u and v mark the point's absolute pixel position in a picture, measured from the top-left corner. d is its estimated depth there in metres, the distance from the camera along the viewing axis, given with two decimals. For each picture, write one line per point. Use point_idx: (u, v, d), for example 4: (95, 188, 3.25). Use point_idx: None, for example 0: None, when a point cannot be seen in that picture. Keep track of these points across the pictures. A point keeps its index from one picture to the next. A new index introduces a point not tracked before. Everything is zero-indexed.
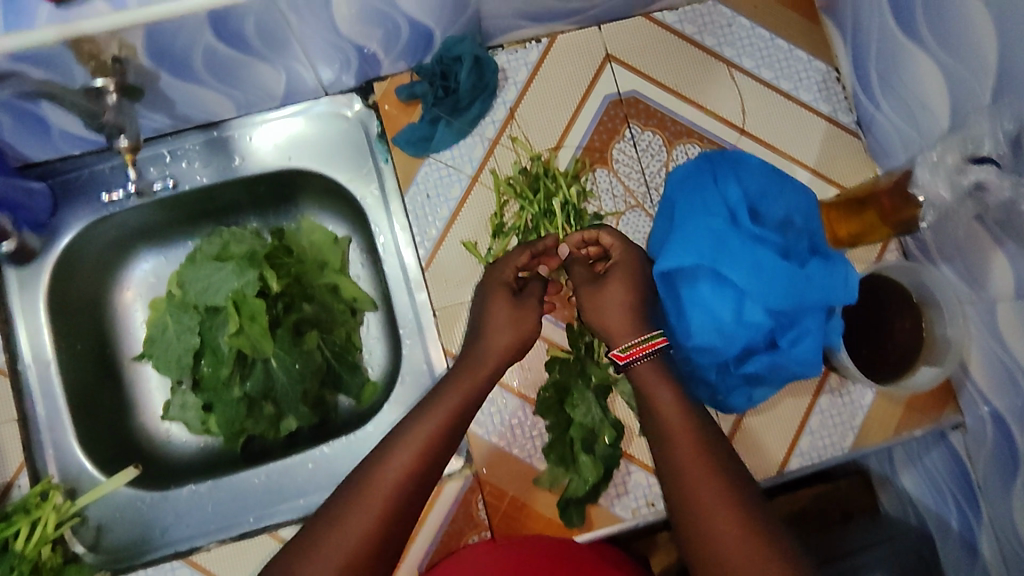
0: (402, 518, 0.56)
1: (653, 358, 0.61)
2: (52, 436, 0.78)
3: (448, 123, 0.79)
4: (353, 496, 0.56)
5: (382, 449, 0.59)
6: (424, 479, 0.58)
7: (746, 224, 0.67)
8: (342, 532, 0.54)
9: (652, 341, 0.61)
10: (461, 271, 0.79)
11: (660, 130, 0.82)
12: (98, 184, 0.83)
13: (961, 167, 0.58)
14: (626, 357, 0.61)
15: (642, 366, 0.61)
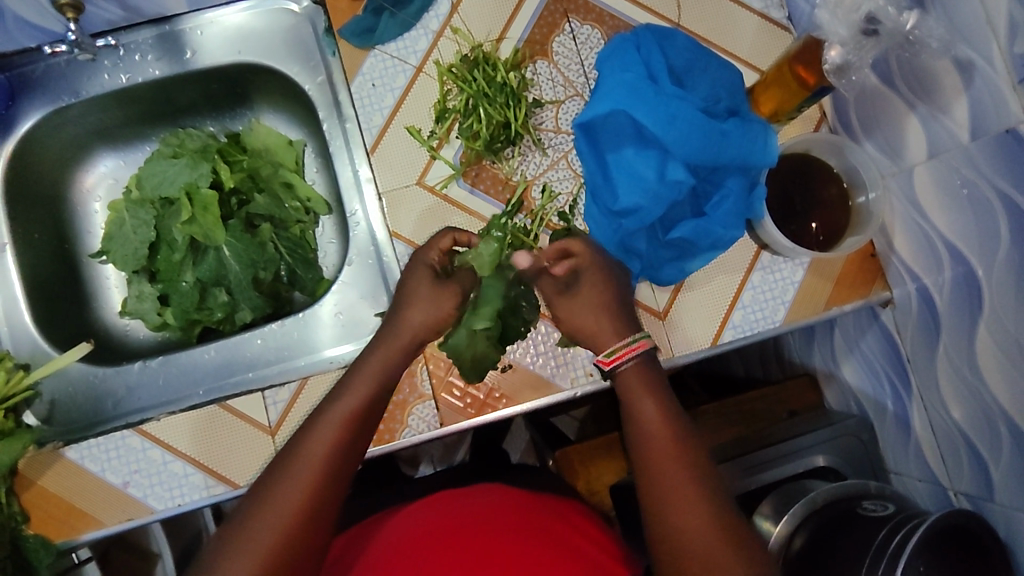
0: (337, 480, 0.61)
1: (637, 359, 0.68)
2: (7, 314, 0.80)
3: (392, 14, 0.83)
4: (284, 467, 0.60)
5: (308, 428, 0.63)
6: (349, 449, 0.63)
7: (666, 83, 0.70)
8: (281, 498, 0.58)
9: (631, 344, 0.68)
10: (407, 156, 0.82)
11: (599, 24, 0.85)
12: (54, 77, 0.83)
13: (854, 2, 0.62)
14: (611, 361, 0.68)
15: (629, 366, 0.68)
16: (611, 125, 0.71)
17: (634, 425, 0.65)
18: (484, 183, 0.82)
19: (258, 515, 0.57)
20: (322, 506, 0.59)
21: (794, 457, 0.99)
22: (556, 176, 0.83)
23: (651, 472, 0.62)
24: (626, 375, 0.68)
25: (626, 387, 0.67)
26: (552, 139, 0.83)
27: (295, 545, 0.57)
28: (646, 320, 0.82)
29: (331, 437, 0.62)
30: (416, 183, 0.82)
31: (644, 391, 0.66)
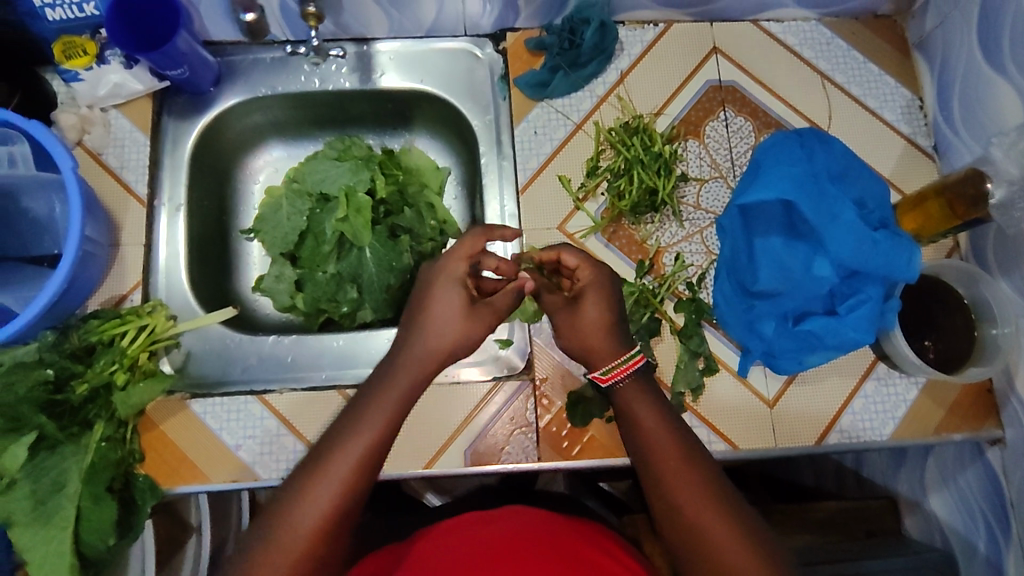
0: (366, 480, 0.61)
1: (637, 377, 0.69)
2: (166, 268, 0.86)
3: (566, 73, 0.89)
4: (284, 504, 0.59)
5: (314, 463, 0.61)
6: (365, 483, 0.61)
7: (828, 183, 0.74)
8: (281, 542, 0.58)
9: (627, 365, 0.69)
10: (554, 202, 0.88)
11: (752, 118, 0.91)
12: (257, 70, 0.93)
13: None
14: (609, 379, 0.69)
15: (628, 383, 0.70)
16: (767, 210, 0.76)
17: (636, 436, 0.66)
18: (620, 241, 0.87)
19: (291, 509, 0.59)
20: (350, 508, 0.61)
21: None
22: (689, 248, 0.86)
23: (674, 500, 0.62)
24: (624, 394, 0.69)
25: (624, 402, 0.68)
26: (690, 213, 0.87)
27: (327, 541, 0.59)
28: (754, 404, 0.83)
29: (364, 444, 0.62)
30: (557, 228, 0.88)
31: (643, 405, 0.67)
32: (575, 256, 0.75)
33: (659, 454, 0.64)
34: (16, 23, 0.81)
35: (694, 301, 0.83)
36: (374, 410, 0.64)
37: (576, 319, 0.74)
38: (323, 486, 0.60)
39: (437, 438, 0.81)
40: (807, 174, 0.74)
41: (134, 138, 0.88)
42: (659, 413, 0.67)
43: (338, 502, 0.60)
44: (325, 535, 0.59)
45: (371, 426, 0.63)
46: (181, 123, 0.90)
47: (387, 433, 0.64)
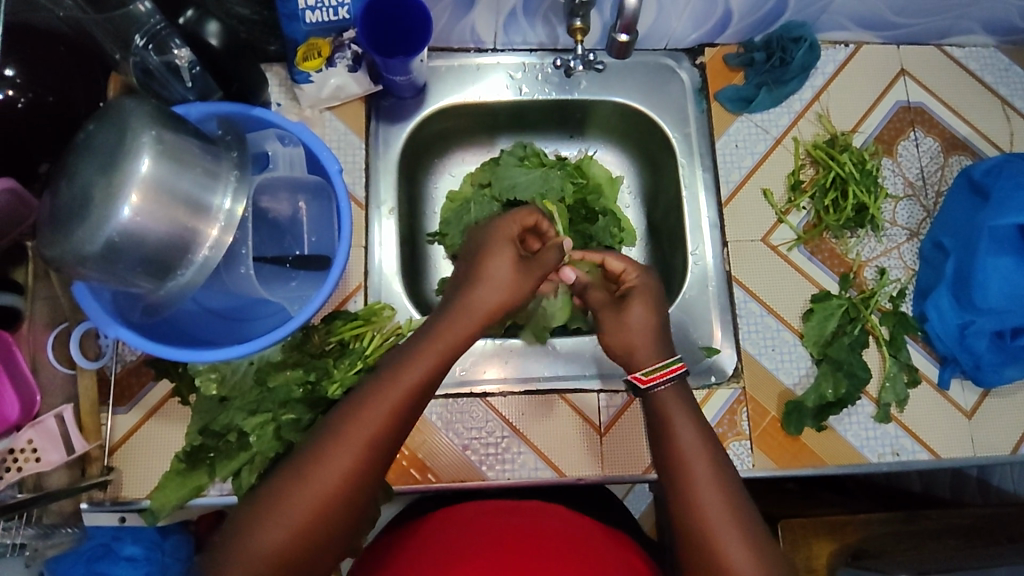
0: (395, 432, 0.65)
1: (672, 382, 0.75)
2: (386, 269, 0.88)
3: (770, 90, 0.93)
4: (329, 447, 0.62)
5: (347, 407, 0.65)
6: (398, 421, 0.65)
7: None
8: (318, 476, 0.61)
9: (670, 366, 0.75)
10: (758, 214, 0.91)
11: (940, 139, 0.95)
12: (463, 77, 0.95)
13: None
14: (648, 380, 0.75)
15: (663, 387, 0.75)
16: (1003, 233, 0.80)
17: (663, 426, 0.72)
18: (823, 254, 0.90)
19: (332, 453, 0.62)
20: (382, 454, 0.64)
21: None
22: (890, 262, 0.89)
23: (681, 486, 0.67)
24: (661, 397, 0.74)
25: (660, 403, 0.74)
26: (889, 229, 0.90)
27: (355, 482, 0.62)
28: (952, 414, 0.86)
29: (394, 396, 0.65)
30: (761, 240, 0.90)
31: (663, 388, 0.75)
32: (619, 259, 0.86)
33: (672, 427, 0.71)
34: (256, 21, 0.81)
35: (898, 313, 0.86)
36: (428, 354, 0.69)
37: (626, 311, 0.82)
38: (356, 433, 0.63)
39: None
40: None
41: (349, 140, 0.90)
42: (694, 419, 0.72)
43: (370, 442, 0.63)
44: (357, 472, 0.62)
45: (415, 371, 0.67)
46: (390, 127, 0.93)
47: (432, 379, 0.68)
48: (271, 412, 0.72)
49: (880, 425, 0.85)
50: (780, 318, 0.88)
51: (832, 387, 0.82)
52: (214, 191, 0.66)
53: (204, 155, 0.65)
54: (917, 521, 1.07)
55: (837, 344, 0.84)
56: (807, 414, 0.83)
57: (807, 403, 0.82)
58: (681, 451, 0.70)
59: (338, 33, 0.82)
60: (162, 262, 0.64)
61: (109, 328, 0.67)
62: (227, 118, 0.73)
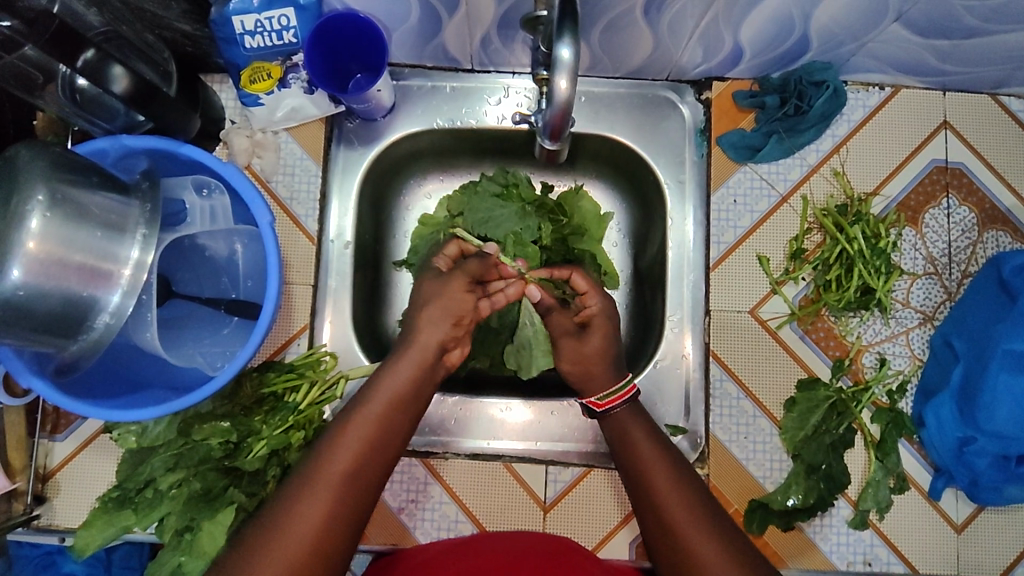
0: (379, 452, 0.62)
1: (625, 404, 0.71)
2: (334, 311, 0.82)
3: (781, 139, 0.82)
4: (308, 473, 0.59)
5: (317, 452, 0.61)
6: (380, 442, 0.62)
7: None
8: (290, 534, 0.55)
9: (617, 392, 0.72)
10: (748, 282, 0.81)
11: (977, 209, 0.82)
12: (437, 100, 0.86)
13: None
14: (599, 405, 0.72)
15: (619, 410, 0.71)
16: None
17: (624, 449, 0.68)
18: (817, 334, 0.80)
19: (313, 477, 0.58)
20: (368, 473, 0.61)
21: None
22: (893, 350, 0.79)
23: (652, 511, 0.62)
24: (617, 419, 0.71)
25: (614, 422, 0.71)
26: (898, 312, 0.80)
27: (341, 511, 0.58)
28: (939, 527, 0.77)
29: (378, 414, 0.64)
30: (749, 311, 0.81)
31: (637, 430, 0.68)
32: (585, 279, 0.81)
33: (651, 472, 0.64)
34: (201, 36, 0.74)
35: (893, 410, 0.76)
36: (402, 375, 0.67)
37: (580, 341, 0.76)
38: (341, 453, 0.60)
39: (601, 525, 0.79)
40: None
41: (306, 166, 0.83)
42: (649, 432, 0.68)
43: (351, 470, 0.60)
44: (343, 498, 0.58)
45: (387, 397, 0.65)
46: (352, 151, 0.84)
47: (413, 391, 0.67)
48: (189, 469, 0.68)
49: (853, 531, 0.77)
50: (758, 403, 0.79)
51: (802, 493, 0.74)
52: (121, 244, 0.60)
53: (111, 206, 0.60)
54: None
55: (816, 442, 0.75)
56: (770, 514, 0.75)
57: (772, 502, 0.75)
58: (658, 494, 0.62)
59: (286, 56, 0.75)
60: (62, 326, 0.59)
61: (23, 379, 0.63)
62: (155, 155, 0.68)
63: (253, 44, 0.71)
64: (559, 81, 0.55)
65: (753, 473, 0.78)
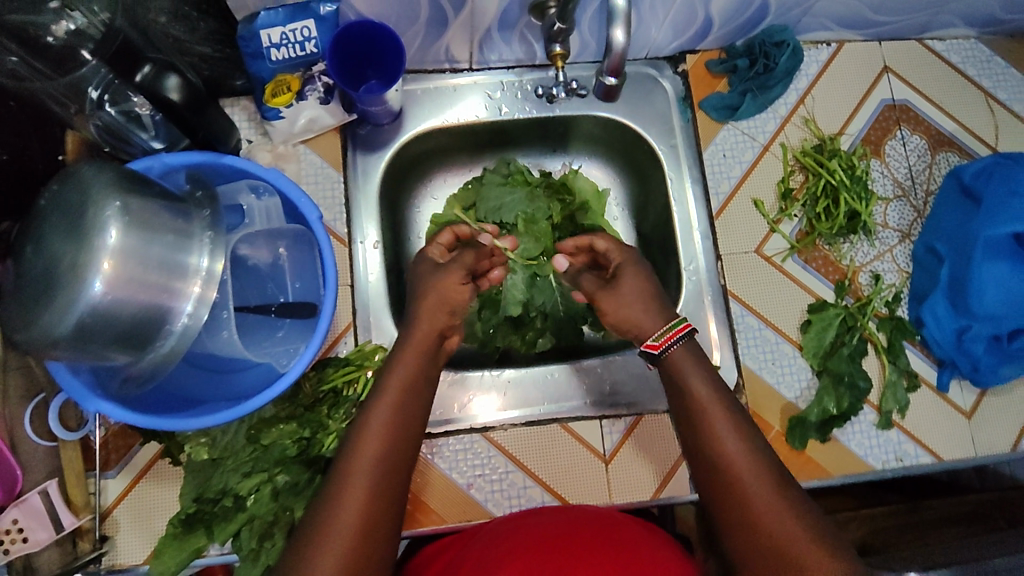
0: (405, 432, 0.63)
1: (682, 339, 0.71)
2: (374, 309, 0.84)
3: (754, 96, 0.92)
4: (346, 467, 0.59)
5: (349, 438, 0.62)
6: (404, 422, 0.64)
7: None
8: (340, 523, 0.56)
9: (673, 329, 0.72)
10: (749, 226, 0.90)
11: (926, 136, 0.94)
12: (441, 100, 0.92)
13: None
14: (660, 344, 0.71)
15: (676, 347, 0.71)
16: (997, 242, 0.79)
17: (682, 396, 0.67)
18: (816, 262, 0.89)
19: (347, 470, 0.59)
20: (396, 454, 0.61)
21: None
22: (882, 266, 0.89)
23: (708, 461, 0.62)
24: (676, 358, 0.70)
25: (673, 367, 0.70)
26: (881, 233, 0.89)
27: (384, 494, 0.59)
28: (951, 416, 0.85)
29: (390, 400, 0.65)
30: (754, 251, 0.89)
31: (694, 374, 0.68)
32: (607, 240, 0.86)
33: (708, 419, 0.64)
34: (220, 58, 0.79)
35: (894, 318, 0.86)
36: (401, 360, 0.69)
37: (615, 292, 0.79)
38: (365, 439, 0.61)
39: (661, 467, 0.83)
40: None
41: (327, 174, 0.87)
42: (709, 380, 0.67)
43: (380, 452, 0.60)
44: (382, 484, 0.59)
45: (395, 382, 0.66)
46: (369, 156, 0.89)
47: (417, 373, 0.68)
48: (267, 472, 0.69)
49: (881, 432, 0.84)
50: (778, 331, 0.87)
51: (835, 401, 0.82)
52: (189, 251, 0.62)
53: (173, 216, 0.62)
54: (917, 511, 1.04)
55: (836, 355, 0.83)
56: (812, 428, 0.82)
57: (810, 416, 0.82)
58: (717, 442, 0.62)
59: (306, 67, 0.81)
60: (139, 337, 0.60)
61: (89, 403, 0.63)
62: (194, 168, 0.70)
63: (279, 56, 0.76)
64: (616, 28, 0.68)
65: (790, 392, 0.85)
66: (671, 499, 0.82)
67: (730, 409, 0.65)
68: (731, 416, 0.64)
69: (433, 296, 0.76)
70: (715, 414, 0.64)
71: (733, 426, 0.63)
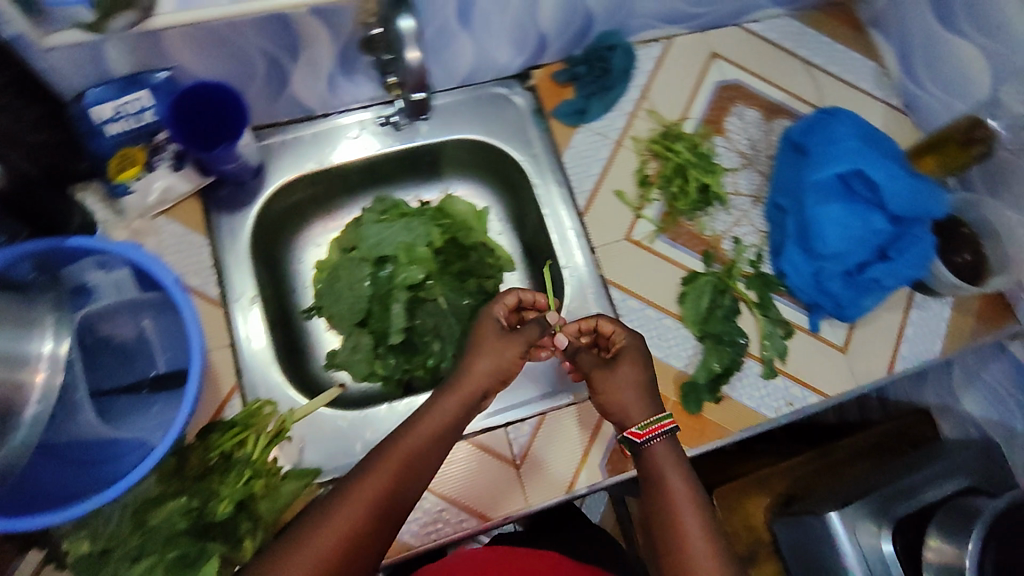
0: (409, 478, 0.68)
1: (664, 435, 0.75)
2: (260, 366, 0.83)
3: (599, 98, 0.97)
4: (341, 501, 0.65)
5: (359, 475, 0.67)
6: (410, 471, 0.68)
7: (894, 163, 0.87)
8: (312, 548, 0.61)
9: (660, 420, 0.76)
10: (616, 216, 0.94)
11: (760, 108, 1.02)
12: (300, 148, 0.93)
13: None
14: (642, 435, 0.75)
15: (656, 441, 0.75)
16: (825, 186, 0.87)
17: (654, 485, 0.73)
18: (682, 238, 0.94)
19: (341, 509, 0.64)
20: (393, 503, 0.66)
21: (920, 490, 0.97)
22: (742, 231, 0.95)
23: (669, 536, 0.69)
24: (655, 452, 0.75)
25: (652, 461, 0.75)
26: (735, 201, 0.96)
27: (365, 534, 0.64)
28: (828, 353, 0.91)
29: (418, 445, 0.70)
30: (624, 239, 0.93)
31: (674, 470, 0.73)
32: (611, 323, 0.81)
33: (674, 501, 0.71)
34: (53, 144, 0.76)
35: (761, 276, 0.91)
36: (439, 407, 0.73)
37: (611, 373, 0.79)
38: (371, 482, 0.66)
39: (570, 459, 0.84)
40: (862, 146, 0.87)
41: (192, 240, 0.85)
42: (683, 473, 0.73)
43: (377, 496, 0.65)
44: (367, 526, 0.64)
45: (421, 431, 0.71)
46: (234, 216, 0.88)
47: (450, 425, 0.73)
48: (156, 553, 0.65)
49: (768, 382, 0.88)
50: (659, 308, 0.90)
51: (718, 360, 0.86)
52: (31, 340, 0.62)
53: (15, 307, 0.63)
54: (829, 452, 1.14)
55: (713, 318, 0.88)
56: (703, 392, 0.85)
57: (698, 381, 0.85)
58: (680, 521, 0.69)
59: (149, 138, 0.81)
60: None
61: None
62: (41, 256, 0.67)
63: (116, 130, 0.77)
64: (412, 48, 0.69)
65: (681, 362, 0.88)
66: (585, 488, 0.83)
67: (699, 495, 0.71)
68: (700, 504, 0.70)
69: (484, 348, 0.78)
70: (683, 495, 0.71)
71: (697, 511, 0.70)
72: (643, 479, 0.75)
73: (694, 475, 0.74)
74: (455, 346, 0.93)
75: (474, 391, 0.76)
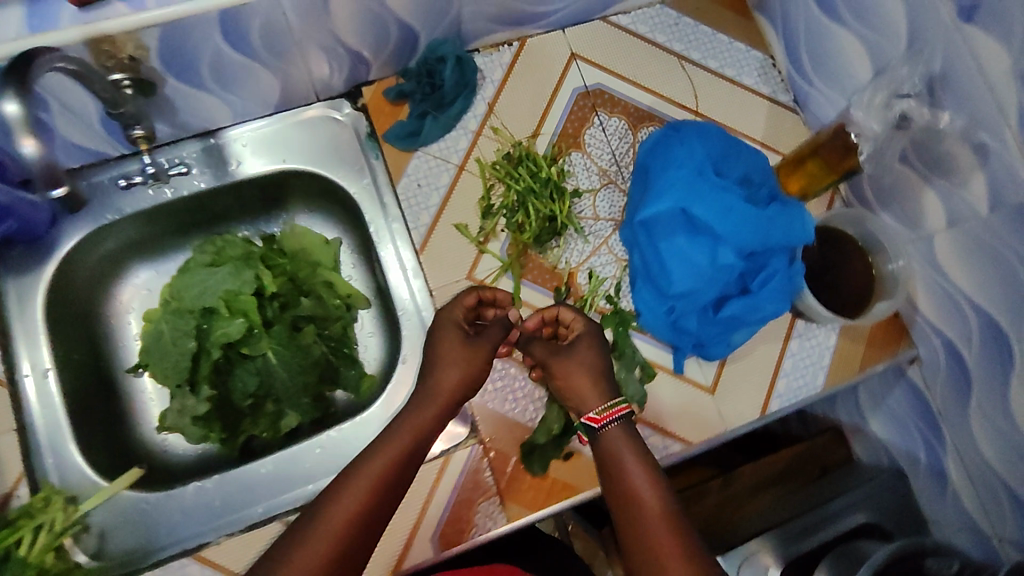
0: (384, 498, 0.64)
1: (621, 421, 0.71)
2: (53, 447, 0.76)
3: (434, 117, 0.86)
4: (312, 523, 0.60)
5: (326, 499, 0.62)
6: (382, 491, 0.64)
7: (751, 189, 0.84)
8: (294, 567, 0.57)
9: (616, 407, 0.72)
10: (457, 252, 0.85)
11: (625, 116, 0.91)
12: (99, 195, 0.84)
13: (888, 103, 0.76)
14: (601, 420, 0.71)
15: (614, 427, 0.71)
16: (666, 218, 0.82)
17: (613, 474, 0.68)
18: (531, 272, 0.85)
19: (313, 531, 0.59)
20: (364, 526, 0.61)
21: (834, 519, 0.86)
22: (599, 261, 0.86)
23: (631, 534, 0.62)
24: (612, 439, 0.70)
25: (609, 448, 0.69)
26: (592, 226, 0.87)
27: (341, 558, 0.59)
28: (695, 395, 0.82)
29: (380, 462, 0.66)
30: (465, 277, 0.84)
31: (631, 453, 0.68)
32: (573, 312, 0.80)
33: (637, 495, 0.64)
34: None
35: (617, 312, 0.82)
36: (397, 433, 0.69)
37: (569, 358, 0.76)
38: (343, 504, 0.61)
39: (400, 532, 0.75)
40: (696, 172, 0.82)
41: None
42: (641, 455, 0.68)
43: (352, 517, 0.61)
44: (342, 552, 0.59)
45: (387, 451, 0.67)
46: (23, 278, 0.80)
47: (416, 447, 0.69)
48: None
49: None
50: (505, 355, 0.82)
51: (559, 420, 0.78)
52: None
53: None
54: (731, 483, 0.98)
55: None
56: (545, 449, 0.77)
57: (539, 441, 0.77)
58: (643, 508, 0.63)
59: None
60: None
61: None
62: None
63: None
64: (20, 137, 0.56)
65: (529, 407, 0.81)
66: (413, 564, 0.74)
67: (660, 481, 0.65)
68: (660, 488, 0.65)
69: (448, 359, 0.76)
70: (641, 484, 0.65)
71: (661, 498, 0.64)
72: (605, 471, 0.69)
73: (659, 466, 0.68)
74: (290, 403, 0.86)
75: (436, 416, 0.73)
